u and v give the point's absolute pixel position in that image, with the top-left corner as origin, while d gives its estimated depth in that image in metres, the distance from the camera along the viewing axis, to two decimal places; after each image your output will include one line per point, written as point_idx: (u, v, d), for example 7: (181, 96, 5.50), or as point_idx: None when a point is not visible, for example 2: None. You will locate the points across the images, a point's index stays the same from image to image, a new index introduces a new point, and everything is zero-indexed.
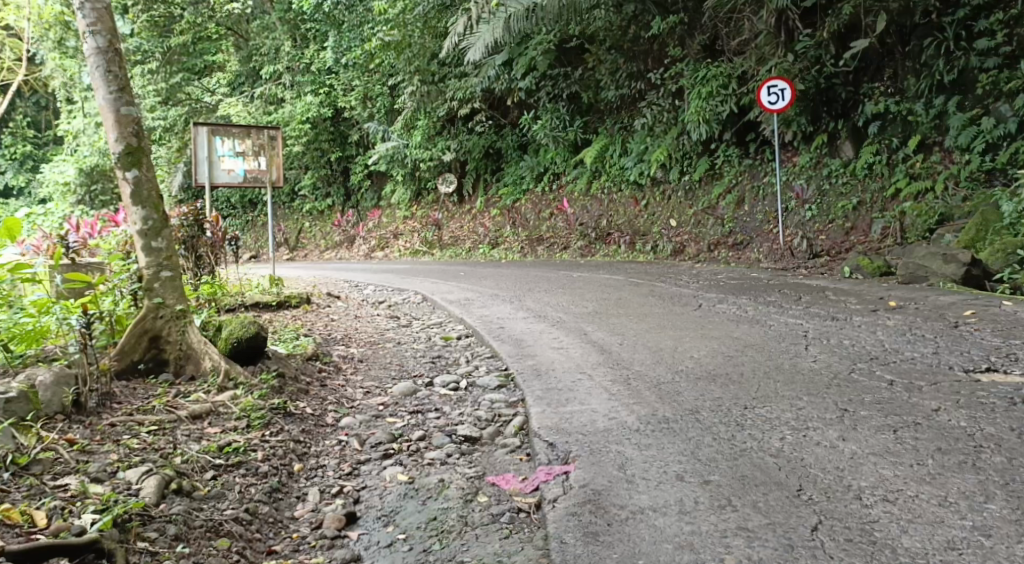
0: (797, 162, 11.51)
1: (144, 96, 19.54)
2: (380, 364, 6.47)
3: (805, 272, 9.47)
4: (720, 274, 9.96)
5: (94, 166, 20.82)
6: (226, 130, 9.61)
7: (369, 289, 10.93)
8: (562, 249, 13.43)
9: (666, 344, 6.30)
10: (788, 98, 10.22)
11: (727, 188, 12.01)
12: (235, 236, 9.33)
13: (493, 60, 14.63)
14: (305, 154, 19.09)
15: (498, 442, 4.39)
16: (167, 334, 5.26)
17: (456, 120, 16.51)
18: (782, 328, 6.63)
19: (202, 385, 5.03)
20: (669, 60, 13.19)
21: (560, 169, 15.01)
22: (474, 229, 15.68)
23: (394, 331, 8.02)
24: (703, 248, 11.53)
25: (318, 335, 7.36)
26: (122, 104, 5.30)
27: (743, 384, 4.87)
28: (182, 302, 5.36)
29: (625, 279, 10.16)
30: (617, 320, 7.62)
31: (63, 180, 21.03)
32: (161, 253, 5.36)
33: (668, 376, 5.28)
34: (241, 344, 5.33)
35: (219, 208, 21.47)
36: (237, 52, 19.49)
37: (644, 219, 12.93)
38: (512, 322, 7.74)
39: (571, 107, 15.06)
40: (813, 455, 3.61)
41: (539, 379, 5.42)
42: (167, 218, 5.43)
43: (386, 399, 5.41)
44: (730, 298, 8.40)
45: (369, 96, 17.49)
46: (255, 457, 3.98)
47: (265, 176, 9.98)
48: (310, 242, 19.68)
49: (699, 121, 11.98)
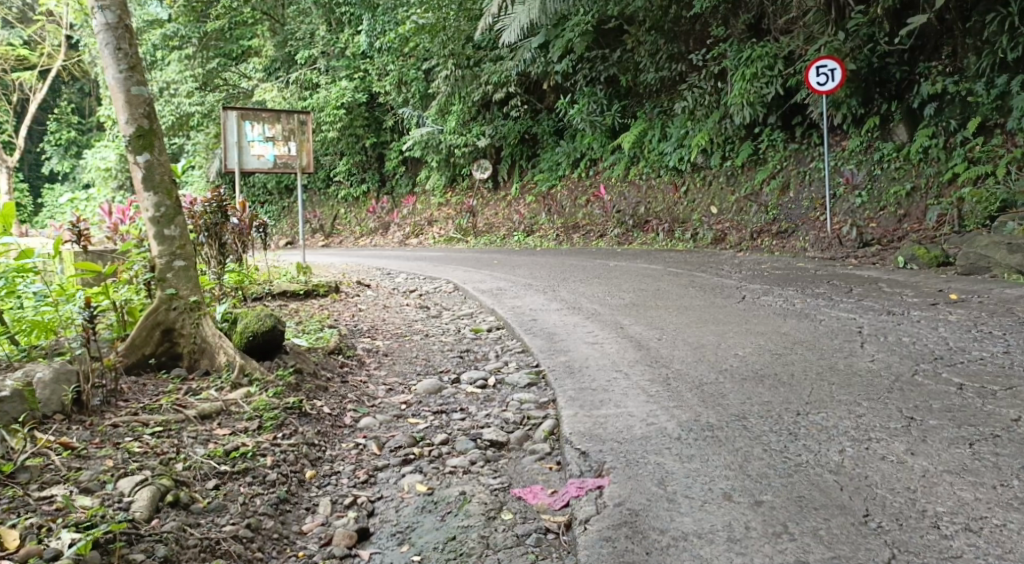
0: (846, 147, 10.97)
1: (181, 81, 19.47)
2: (406, 358, 6.19)
3: (855, 262, 9.01)
4: (764, 264, 9.52)
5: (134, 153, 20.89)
6: (255, 114, 9.35)
7: (401, 278, 10.67)
8: (598, 237, 13.06)
9: (708, 340, 5.92)
10: (838, 78, 9.71)
11: (771, 174, 11.52)
12: (263, 223, 9.11)
13: (530, 43, 14.26)
14: (339, 140, 18.78)
15: (526, 449, 4.07)
16: (180, 328, 5.00)
17: (492, 105, 16.17)
18: (834, 324, 6.21)
19: (216, 381, 4.76)
20: (711, 40, 12.68)
21: (597, 155, 14.58)
22: (510, 216, 15.34)
23: (422, 322, 7.73)
24: (745, 236, 11.07)
25: (343, 327, 7.09)
26: (133, 83, 5.04)
27: (794, 386, 4.49)
28: (196, 294, 5.09)
29: (664, 269, 9.75)
30: (655, 313, 7.24)
31: (105, 166, 21.12)
32: (174, 241, 5.09)
33: (711, 376, 4.91)
34: (257, 338, 5.04)
35: (255, 194, 21.38)
36: (273, 37, 19.16)
37: (683, 206, 12.49)
38: (545, 315, 7.40)
39: (610, 91, 14.58)
40: (878, 472, 3.23)
41: (571, 378, 5.09)
42: (180, 205, 5.16)
43: (409, 397, 5.11)
44: (776, 289, 7.98)
45: (404, 80, 17.05)
46: (264, 463, 3.69)
47: (295, 162, 9.70)
48: (345, 229, 19.49)
49: (743, 104, 11.49)
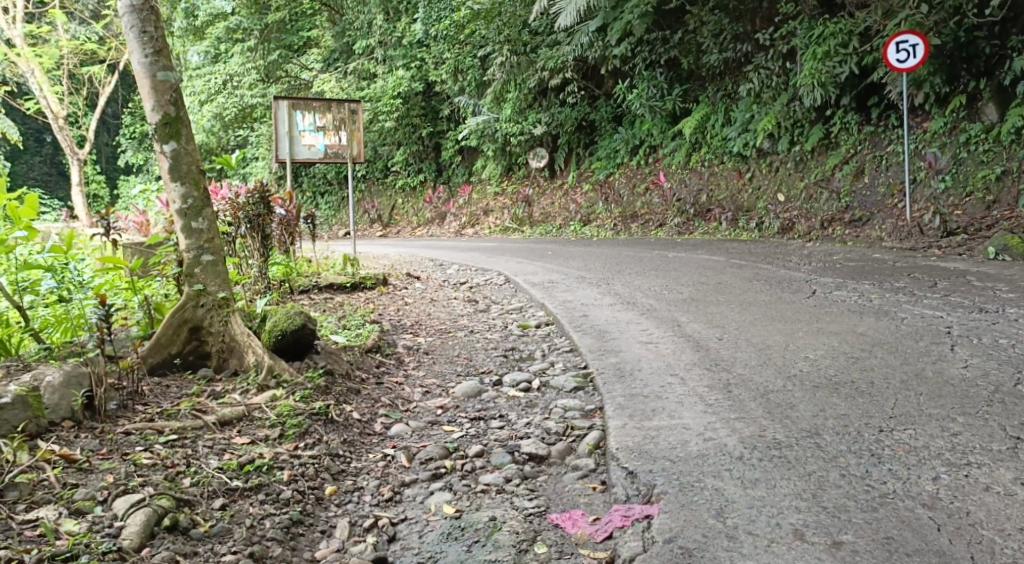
0: (927, 129, 10.27)
1: (243, 73, 19.49)
2: (448, 357, 5.86)
3: (939, 253, 8.35)
4: (836, 255, 8.92)
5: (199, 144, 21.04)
6: (306, 103, 9.08)
7: (453, 269, 10.34)
8: (658, 227, 12.54)
9: (775, 341, 5.45)
10: (920, 54, 9.04)
11: (843, 158, 10.91)
12: (310, 215, 8.91)
13: (588, 26, 13.61)
14: (397, 130, 18.67)
15: (569, 464, 3.70)
16: (207, 325, 4.72)
17: (549, 92, 15.73)
18: (918, 322, 5.68)
19: (243, 383, 4.46)
20: (780, 18, 12.02)
21: (657, 141, 14.05)
22: (566, 205, 14.86)
23: (469, 317, 7.37)
24: (815, 225, 10.43)
25: (386, 322, 6.78)
26: (159, 68, 4.77)
27: (874, 397, 4.01)
28: (224, 289, 4.82)
29: (727, 261, 9.20)
30: (716, 309, 6.76)
31: None
32: (202, 234, 4.81)
33: (779, 383, 4.44)
34: (287, 337, 4.73)
35: (315, 184, 21.35)
36: (332, 27, 19.01)
37: (748, 194, 11.89)
38: (597, 310, 6.96)
39: (671, 75, 14.02)
40: (982, 507, 2.84)
41: (622, 383, 4.70)
42: (209, 196, 4.88)
43: (446, 401, 4.76)
44: (850, 283, 7.44)
45: (460, 68, 16.63)
46: (279, 478, 3.39)
47: (346, 152, 9.43)
48: (402, 219, 19.23)
49: (813, 84, 10.83)
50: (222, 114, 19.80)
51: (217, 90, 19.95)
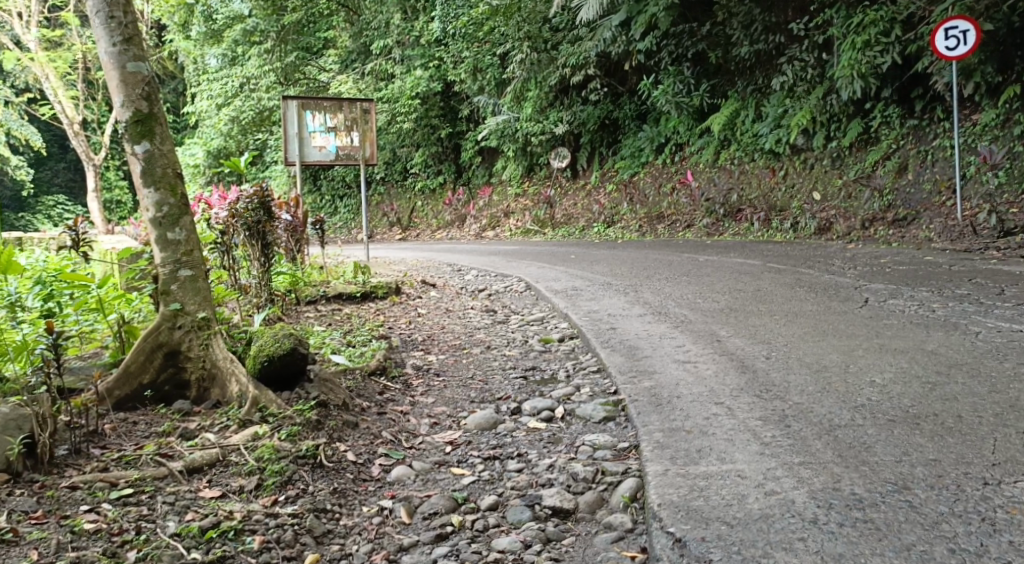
0: (977, 122, 9.61)
1: (261, 76, 18.80)
2: (461, 379, 5.24)
3: (998, 256, 7.64)
4: (883, 258, 8.22)
5: (218, 150, 20.49)
6: (317, 103, 8.49)
7: (471, 275, 9.75)
8: (686, 228, 11.84)
9: (832, 362, 4.88)
10: (972, 41, 8.31)
11: (884, 154, 10.21)
12: (319, 220, 8.34)
13: (610, 20, 12.89)
14: (416, 131, 18.12)
15: (599, 520, 3.13)
16: (185, 349, 4.11)
17: (571, 90, 15.11)
18: (996, 340, 5.16)
19: (224, 418, 3.86)
20: (814, 8, 11.28)
21: (683, 139, 13.41)
22: (589, 206, 14.20)
23: (486, 330, 6.75)
24: (855, 225, 9.71)
25: (394, 338, 6.16)
26: (129, 59, 4.16)
27: (967, 436, 3.50)
28: (205, 308, 4.20)
29: (763, 264, 8.51)
30: (757, 321, 6.09)
31: (193, 162, 21.03)
32: (179, 246, 4.20)
33: (846, 416, 3.89)
34: (274, 364, 4.07)
35: (334, 187, 20.83)
36: (349, 28, 18.54)
37: (781, 192, 11.19)
38: (627, 322, 6.32)
39: (697, 70, 13.32)
40: None
41: (659, 413, 4.09)
42: (188, 202, 4.27)
43: (457, 435, 4.16)
44: (904, 290, 6.78)
45: (480, 67, 16.00)
46: (250, 547, 2.87)
47: (358, 154, 8.84)
48: (421, 222, 18.61)
49: (852, 76, 10.10)
50: (238, 118, 19.07)
51: (234, 93, 19.25)
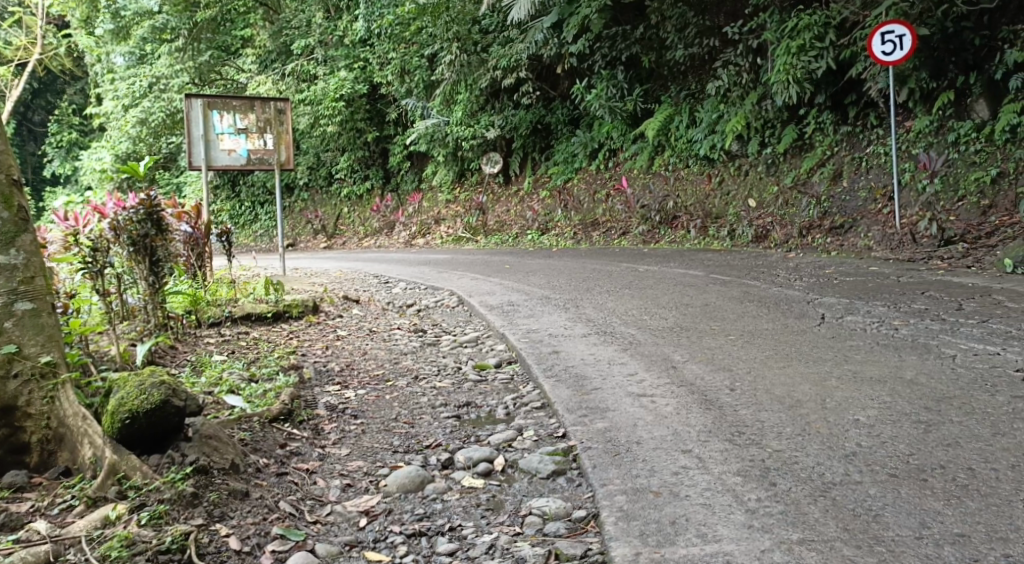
0: (911, 128, 9.28)
1: (172, 76, 17.49)
2: (380, 420, 4.46)
3: (944, 266, 7.25)
4: (827, 268, 7.75)
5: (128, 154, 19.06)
6: (225, 101, 7.53)
7: (398, 288, 8.98)
8: (621, 236, 11.27)
9: (805, 395, 4.26)
10: (908, 46, 7.92)
11: (819, 160, 9.84)
12: (227, 230, 7.33)
13: (542, 21, 12.24)
14: (340, 135, 17.14)
15: None
16: (23, 405, 3.24)
17: (502, 93, 14.49)
18: (976, 365, 4.64)
19: (69, 493, 3.05)
20: (750, 10, 10.82)
21: (617, 145, 12.86)
22: (522, 212, 13.55)
23: (412, 355, 5.96)
24: (792, 233, 9.25)
25: (306, 368, 5.33)
26: None
27: (989, 500, 2.91)
28: (50, 351, 3.36)
29: (707, 276, 7.93)
30: (712, 343, 5.47)
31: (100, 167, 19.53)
32: (14, 272, 3.37)
33: (838, 469, 3.27)
34: (139, 422, 3.19)
35: (255, 193, 19.70)
36: (268, 27, 17.53)
37: (717, 199, 10.72)
38: (570, 345, 5.64)
39: (631, 74, 12.79)
40: None
41: (616, 468, 3.41)
42: (26, 218, 3.51)
43: (374, 500, 3.38)
44: (859, 304, 6.28)
45: (406, 69, 15.19)
46: None
47: (272, 157, 7.99)
48: (347, 230, 17.67)
49: (787, 81, 9.62)
50: (148, 120, 17.64)
51: (142, 93, 17.82)
